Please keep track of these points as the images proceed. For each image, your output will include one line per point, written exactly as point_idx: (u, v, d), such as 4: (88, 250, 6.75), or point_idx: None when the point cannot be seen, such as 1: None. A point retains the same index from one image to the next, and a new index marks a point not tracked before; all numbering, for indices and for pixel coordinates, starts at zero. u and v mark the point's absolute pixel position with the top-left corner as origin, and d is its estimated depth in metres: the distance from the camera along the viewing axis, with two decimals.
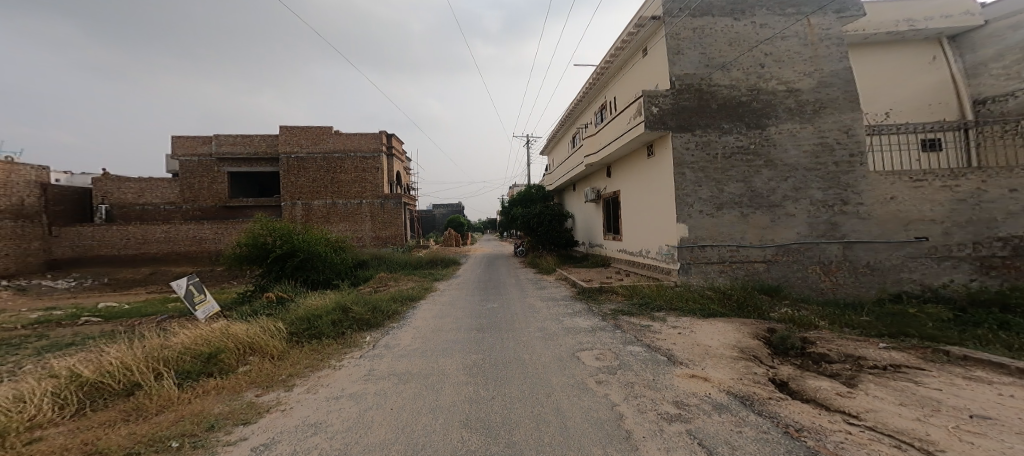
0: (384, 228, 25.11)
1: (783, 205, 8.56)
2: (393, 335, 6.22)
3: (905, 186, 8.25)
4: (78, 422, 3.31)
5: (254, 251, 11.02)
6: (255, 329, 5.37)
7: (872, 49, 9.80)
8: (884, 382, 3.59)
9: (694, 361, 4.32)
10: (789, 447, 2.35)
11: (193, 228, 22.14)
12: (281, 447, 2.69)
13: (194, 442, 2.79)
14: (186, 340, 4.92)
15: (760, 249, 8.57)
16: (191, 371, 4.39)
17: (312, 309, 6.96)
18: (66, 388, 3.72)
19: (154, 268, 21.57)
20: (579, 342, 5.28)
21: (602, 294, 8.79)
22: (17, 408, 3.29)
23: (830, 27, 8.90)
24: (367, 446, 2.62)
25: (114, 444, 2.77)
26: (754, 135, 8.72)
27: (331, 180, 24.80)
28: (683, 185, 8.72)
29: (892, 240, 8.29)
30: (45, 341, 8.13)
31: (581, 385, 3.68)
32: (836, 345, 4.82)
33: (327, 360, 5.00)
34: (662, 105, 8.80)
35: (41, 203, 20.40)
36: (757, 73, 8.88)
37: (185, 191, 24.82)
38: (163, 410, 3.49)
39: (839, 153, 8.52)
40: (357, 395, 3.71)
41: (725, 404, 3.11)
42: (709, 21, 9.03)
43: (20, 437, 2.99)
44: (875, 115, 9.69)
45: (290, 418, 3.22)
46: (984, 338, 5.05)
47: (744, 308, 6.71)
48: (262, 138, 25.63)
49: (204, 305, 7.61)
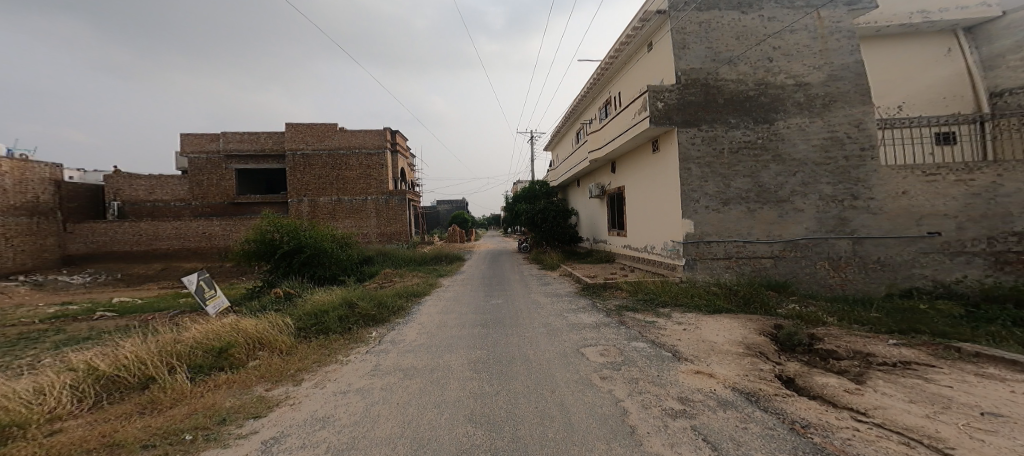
0: (389, 224, 25.26)
1: (791, 200, 8.46)
2: (399, 331, 6.27)
3: (918, 180, 8.08)
4: (95, 415, 3.40)
5: (262, 247, 11.18)
6: (265, 324, 5.46)
7: (883, 42, 9.58)
8: (894, 379, 3.54)
9: (699, 357, 4.30)
10: (794, 443, 2.34)
11: (203, 225, 22.49)
12: (292, 440, 2.74)
13: (207, 435, 2.86)
14: (198, 335, 5.01)
15: (767, 245, 8.49)
16: (203, 365, 4.49)
17: (318, 304, 7.04)
18: (83, 381, 3.82)
19: (165, 264, 21.92)
20: (583, 338, 5.28)
21: (607, 290, 8.76)
22: (38, 400, 3.40)
23: (841, 20, 8.74)
24: (374, 440, 2.67)
25: (130, 437, 2.85)
26: (762, 130, 8.60)
27: (336, 177, 24.96)
28: (688, 181, 8.65)
29: (903, 236, 8.16)
30: (62, 335, 8.31)
31: (585, 381, 3.69)
32: (844, 341, 4.78)
33: (334, 355, 5.06)
34: (667, 100, 8.72)
35: (55, 200, 20.75)
36: (765, 67, 8.74)
37: (194, 188, 25.11)
38: (177, 403, 3.56)
39: (849, 147, 8.38)
40: (364, 390, 3.75)
41: (730, 400, 3.11)
42: (716, 15, 8.89)
43: (41, 429, 3.08)
44: (887, 109, 9.44)
45: (299, 412, 3.28)
46: (997, 334, 4.98)
47: (750, 304, 6.67)
48: (269, 135, 25.85)
49: (215, 300, 7.73)
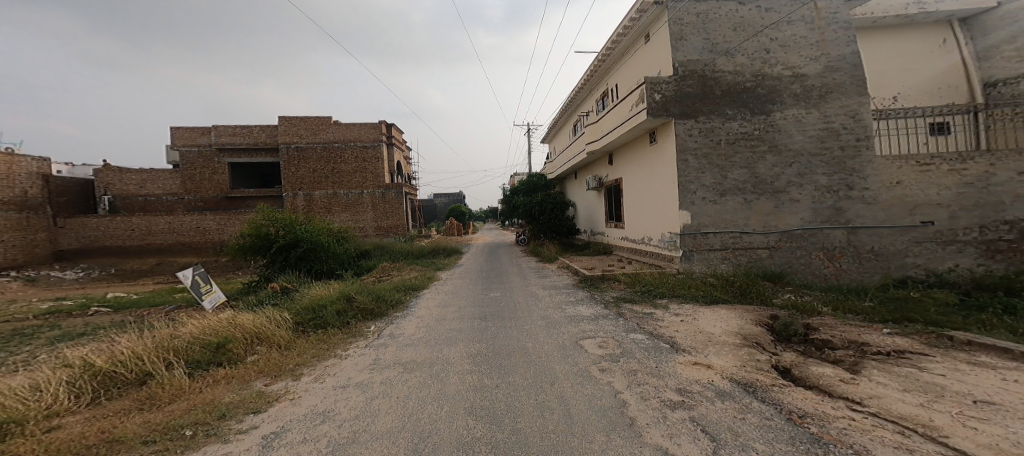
0: (386, 217, 25.17)
1: (787, 190, 8.49)
2: (397, 325, 6.27)
3: (911, 170, 8.14)
4: (92, 412, 3.38)
5: (258, 242, 11.10)
6: (262, 319, 5.41)
7: (880, 33, 9.54)
8: (888, 368, 3.60)
9: (696, 348, 4.35)
10: (791, 433, 2.38)
11: (197, 220, 22.26)
12: (291, 435, 2.75)
13: (206, 431, 2.85)
14: (194, 330, 4.97)
15: (763, 236, 8.54)
16: (201, 360, 4.48)
17: (317, 299, 7.03)
18: (80, 377, 3.79)
19: (160, 259, 21.73)
20: (582, 330, 5.33)
21: (605, 282, 8.80)
22: (34, 397, 3.38)
23: (838, 10, 8.67)
24: (375, 434, 2.68)
25: (130, 433, 2.84)
26: (759, 121, 8.59)
27: (332, 170, 24.70)
28: (686, 173, 8.66)
29: (897, 225, 8.23)
30: (57, 332, 8.20)
31: (584, 373, 3.72)
32: (839, 331, 4.84)
33: (333, 349, 5.07)
34: (664, 92, 8.68)
35: (44, 195, 20.43)
36: (762, 58, 8.68)
37: (186, 182, 24.77)
38: (175, 399, 3.55)
39: (844, 138, 8.40)
40: (363, 384, 3.77)
41: (728, 391, 3.15)
42: (713, 5, 8.80)
43: (40, 425, 3.06)
44: (883, 100, 9.50)
45: (299, 407, 3.28)
46: (987, 322, 5.06)
47: (747, 294, 6.74)
48: (261, 128, 25.47)
49: (211, 295, 7.64)
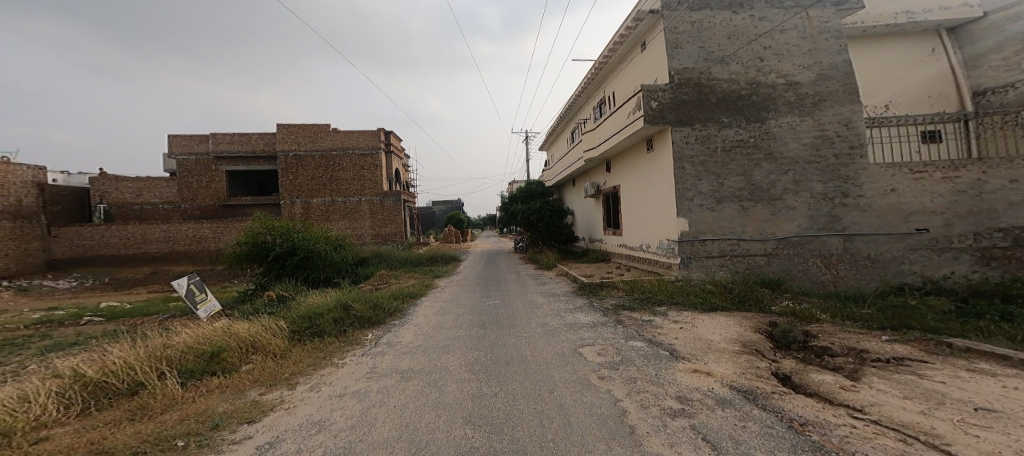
0: (384, 225, 25.17)
1: (783, 198, 8.55)
2: (394, 333, 6.21)
3: (905, 177, 8.22)
4: (82, 422, 3.31)
5: (255, 250, 11.03)
6: (257, 327, 5.34)
7: (871, 41, 9.71)
8: (888, 375, 3.59)
9: (696, 355, 4.33)
10: (793, 441, 2.36)
11: (193, 228, 22.12)
12: (286, 445, 2.69)
13: (199, 441, 2.80)
14: (189, 339, 4.90)
15: (760, 243, 8.57)
16: (194, 370, 4.40)
17: (314, 307, 6.96)
18: (70, 387, 3.72)
19: (154, 267, 21.54)
20: (581, 338, 5.30)
21: (604, 290, 8.77)
22: (23, 408, 3.30)
23: (829, 20, 8.84)
24: (372, 444, 2.63)
25: (121, 443, 2.78)
26: (754, 129, 8.68)
27: (330, 178, 24.71)
28: (683, 180, 8.71)
29: (892, 232, 8.29)
30: (48, 341, 8.08)
31: (584, 381, 3.70)
32: (838, 338, 4.83)
33: (329, 358, 5.00)
34: (661, 99, 8.78)
35: (39, 203, 20.35)
36: (756, 67, 8.82)
37: (183, 190, 24.70)
38: (168, 410, 3.48)
39: (839, 145, 8.50)
40: (360, 393, 3.71)
41: (728, 399, 3.12)
42: (708, 14, 8.94)
43: (27, 437, 2.99)
44: (875, 108, 9.63)
45: (295, 417, 3.23)
46: (984, 330, 5.07)
47: (745, 301, 6.75)
48: (259, 136, 25.53)
49: (205, 304, 7.55)
